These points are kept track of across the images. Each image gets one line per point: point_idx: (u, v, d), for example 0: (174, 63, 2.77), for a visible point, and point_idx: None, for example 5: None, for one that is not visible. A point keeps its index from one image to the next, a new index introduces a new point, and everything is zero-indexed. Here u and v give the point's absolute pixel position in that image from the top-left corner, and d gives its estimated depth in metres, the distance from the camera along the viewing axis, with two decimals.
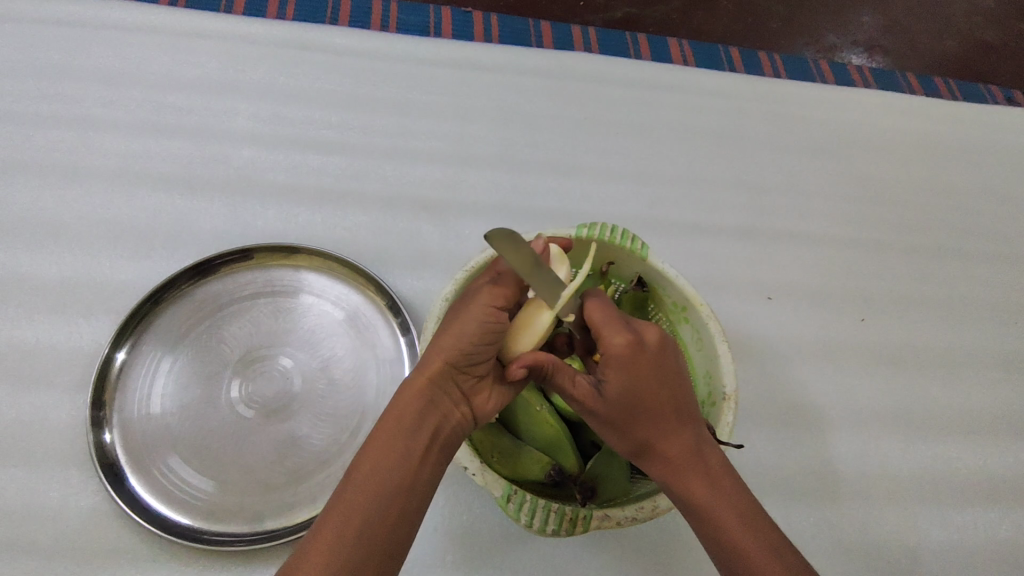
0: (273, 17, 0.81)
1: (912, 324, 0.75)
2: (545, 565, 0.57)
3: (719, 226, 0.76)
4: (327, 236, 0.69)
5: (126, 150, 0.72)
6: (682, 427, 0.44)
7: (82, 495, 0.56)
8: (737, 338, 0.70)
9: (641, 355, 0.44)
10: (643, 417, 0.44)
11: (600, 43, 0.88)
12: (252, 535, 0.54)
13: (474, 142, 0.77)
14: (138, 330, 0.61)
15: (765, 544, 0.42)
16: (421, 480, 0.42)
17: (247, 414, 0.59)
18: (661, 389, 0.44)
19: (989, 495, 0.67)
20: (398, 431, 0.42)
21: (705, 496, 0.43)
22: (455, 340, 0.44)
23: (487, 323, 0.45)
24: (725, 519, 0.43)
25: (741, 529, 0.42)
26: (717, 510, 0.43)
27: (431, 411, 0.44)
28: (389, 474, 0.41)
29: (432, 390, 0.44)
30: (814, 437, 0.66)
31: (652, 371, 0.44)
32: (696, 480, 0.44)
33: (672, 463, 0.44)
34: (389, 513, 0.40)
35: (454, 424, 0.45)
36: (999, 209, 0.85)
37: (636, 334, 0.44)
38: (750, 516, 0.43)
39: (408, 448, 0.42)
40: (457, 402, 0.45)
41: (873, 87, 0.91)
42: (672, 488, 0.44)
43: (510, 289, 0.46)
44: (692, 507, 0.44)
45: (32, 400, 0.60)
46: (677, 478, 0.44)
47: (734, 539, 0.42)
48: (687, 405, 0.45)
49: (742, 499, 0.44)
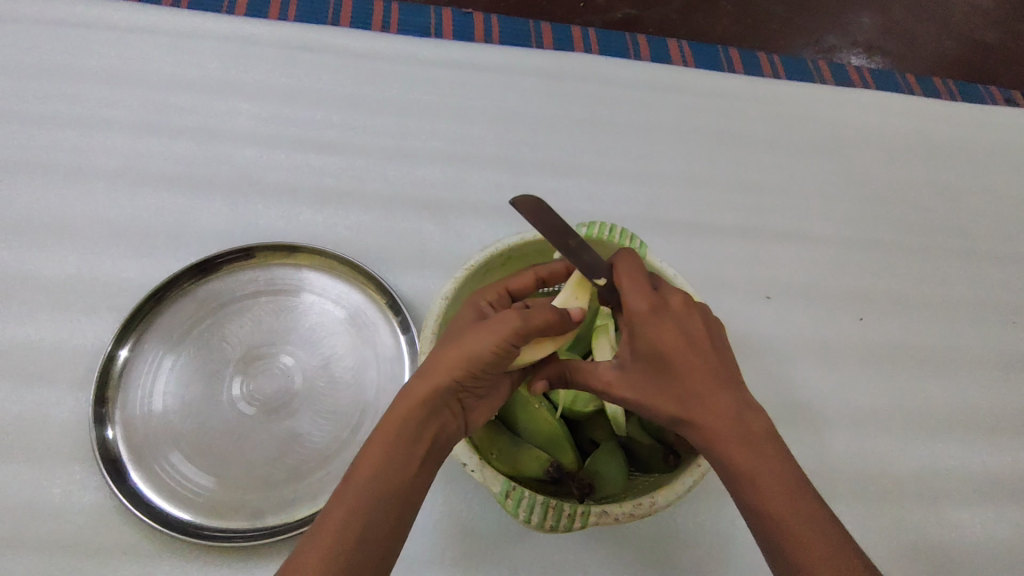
0: (274, 18, 0.81)
1: (910, 323, 0.75)
2: (544, 562, 0.57)
3: (718, 226, 0.76)
4: (328, 235, 0.70)
5: (129, 150, 0.73)
6: (719, 391, 0.43)
7: (85, 492, 0.57)
8: (736, 337, 0.70)
9: (664, 318, 0.44)
10: (672, 383, 0.44)
11: (600, 43, 0.89)
12: (255, 531, 0.54)
13: (474, 142, 0.77)
14: (141, 327, 0.61)
15: (806, 515, 0.40)
16: (417, 485, 0.42)
17: (247, 412, 0.60)
18: (670, 364, 0.44)
19: (988, 493, 0.67)
20: (399, 436, 0.42)
21: (745, 462, 0.42)
22: (467, 363, 0.43)
23: (499, 356, 0.43)
24: (768, 485, 0.41)
25: (781, 498, 0.41)
26: (758, 478, 0.41)
27: (431, 420, 0.43)
28: (390, 478, 0.41)
29: (435, 402, 0.43)
30: (812, 435, 0.67)
31: (676, 333, 0.44)
32: (737, 445, 0.42)
33: (711, 429, 0.42)
34: (388, 516, 0.40)
35: (449, 433, 0.45)
36: (998, 209, 0.86)
37: (658, 298, 0.45)
38: (792, 486, 0.41)
39: (409, 453, 0.42)
40: (454, 414, 0.45)
41: (872, 88, 0.92)
42: (711, 455, 0.43)
43: (536, 327, 0.44)
44: (732, 477, 0.42)
45: (36, 397, 0.60)
46: (715, 445, 0.42)
47: (772, 508, 0.41)
48: (721, 371, 0.44)
49: (785, 470, 0.42)
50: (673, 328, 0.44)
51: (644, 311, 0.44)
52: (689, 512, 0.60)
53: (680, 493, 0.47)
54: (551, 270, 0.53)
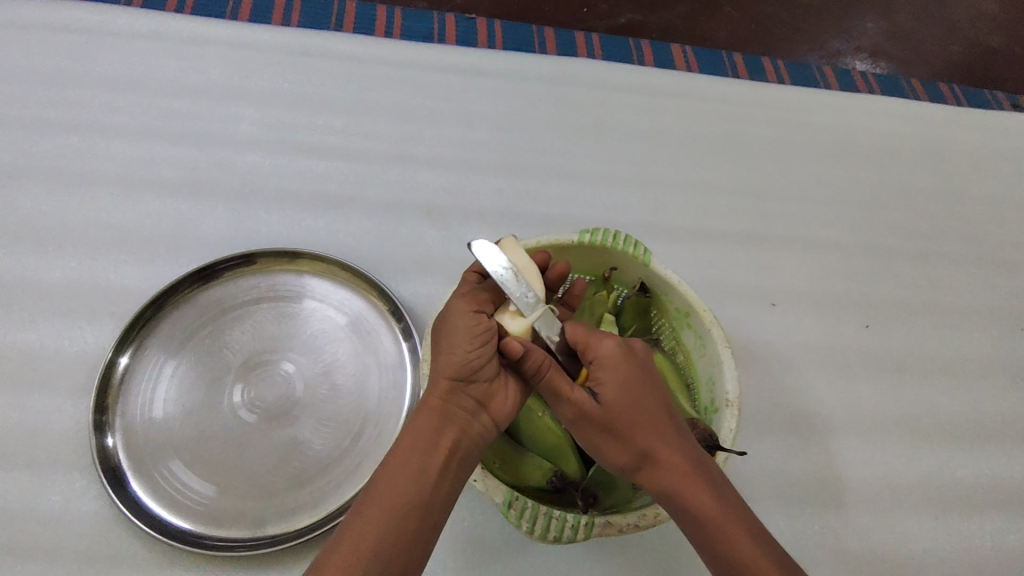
0: (277, 23, 0.81)
1: (916, 331, 0.75)
2: (546, 571, 0.57)
3: (722, 232, 0.76)
4: (331, 241, 0.70)
5: (132, 156, 0.72)
6: (679, 435, 0.44)
7: (84, 499, 0.56)
8: (741, 344, 0.70)
9: (631, 360, 0.46)
10: (640, 420, 0.44)
11: (604, 48, 0.88)
12: (256, 540, 0.54)
13: (476, 148, 0.77)
14: (142, 334, 0.61)
15: (773, 558, 0.41)
16: (439, 495, 0.42)
17: (248, 419, 0.59)
18: (635, 400, 0.44)
19: (996, 504, 0.66)
20: (412, 451, 0.43)
21: (712, 508, 0.42)
22: (453, 356, 0.45)
23: (476, 327, 0.45)
24: (733, 529, 0.42)
25: (752, 546, 0.41)
26: (721, 523, 0.42)
27: (446, 426, 0.44)
28: (407, 491, 0.41)
29: (444, 405, 0.45)
30: (818, 444, 0.66)
31: (640, 376, 0.46)
32: (702, 489, 0.43)
33: (675, 470, 0.43)
34: (406, 528, 0.41)
35: (473, 434, 0.45)
36: (1004, 215, 0.85)
37: (624, 341, 0.47)
38: (753, 528, 0.43)
39: (425, 464, 0.43)
40: (474, 413, 0.46)
41: (878, 93, 0.91)
42: (678, 500, 0.43)
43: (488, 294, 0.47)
44: (700, 521, 0.42)
45: (36, 404, 0.60)
46: (679, 491, 0.43)
47: (739, 553, 0.41)
48: (677, 417, 0.46)
49: (742, 512, 0.43)
50: (639, 371, 0.46)
51: (616, 352, 0.45)
52: None
53: None
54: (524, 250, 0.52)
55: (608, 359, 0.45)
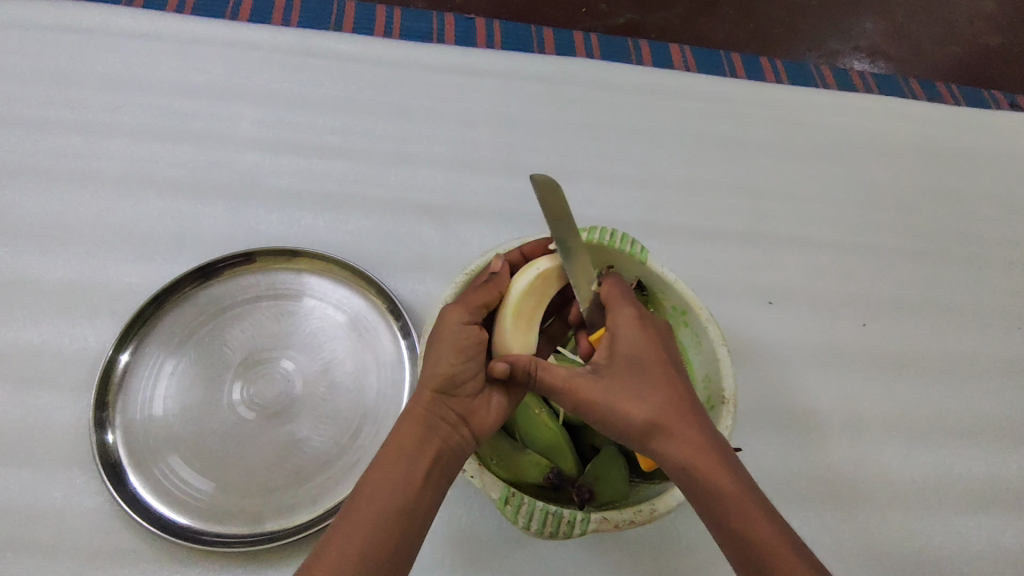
0: (277, 23, 0.82)
1: (912, 328, 0.75)
2: (544, 568, 0.57)
3: (719, 231, 0.76)
4: (330, 240, 0.70)
5: (133, 155, 0.73)
6: (695, 412, 0.45)
7: (85, 496, 0.57)
8: (738, 342, 0.70)
9: (644, 328, 0.49)
10: (647, 386, 0.46)
11: (602, 48, 0.88)
12: (254, 537, 0.54)
13: (475, 147, 0.77)
14: (142, 332, 0.61)
15: (788, 538, 0.41)
16: (423, 501, 0.43)
17: (248, 416, 0.60)
18: (638, 365, 0.47)
19: (993, 502, 0.67)
20: (398, 455, 0.44)
21: (723, 479, 0.42)
22: (438, 367, 0.46)
23: (459, 341, 0.47)
24: (749, 504, 0.42)
25: (763, 520, 0.41)
26: (730, 493, 0.42)
27: (429, 435, 0.45)
28: (390, 495, 0.42)
29: (427, 415, 0.45)
30: (815, 441, 0.66)
31: (655, 347, 0.48)
32: (713, 460, 0.43)
33: (682, 436, 0.44)
34: (391, 533, 0.41)
35: (454, 445, 0.45)
36: (1002, 214, 0.85)
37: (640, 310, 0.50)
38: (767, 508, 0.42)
39: (409, 470, 0.43)
40: (456, 425, 0.46)
41: (875, 93, 0.91)
42: (688, 468, 0.43)
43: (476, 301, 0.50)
44: (707, 489, 0.42)
45: (38, 401, 0.60)
46: (688, 455, 0.43)
47: (748, 522, 0.41)
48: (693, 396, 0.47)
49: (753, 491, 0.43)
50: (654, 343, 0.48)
51: (629, 320, 0.49)
52: (690, 517, 0.60)
53: (680, 500, 0.47)
54: (532, 247, 0.55)
55: (623, 323, 0.49)
